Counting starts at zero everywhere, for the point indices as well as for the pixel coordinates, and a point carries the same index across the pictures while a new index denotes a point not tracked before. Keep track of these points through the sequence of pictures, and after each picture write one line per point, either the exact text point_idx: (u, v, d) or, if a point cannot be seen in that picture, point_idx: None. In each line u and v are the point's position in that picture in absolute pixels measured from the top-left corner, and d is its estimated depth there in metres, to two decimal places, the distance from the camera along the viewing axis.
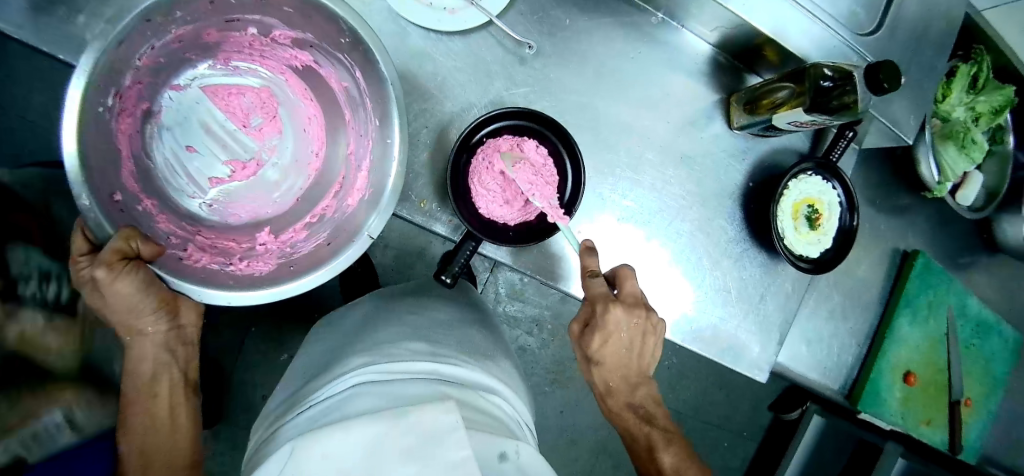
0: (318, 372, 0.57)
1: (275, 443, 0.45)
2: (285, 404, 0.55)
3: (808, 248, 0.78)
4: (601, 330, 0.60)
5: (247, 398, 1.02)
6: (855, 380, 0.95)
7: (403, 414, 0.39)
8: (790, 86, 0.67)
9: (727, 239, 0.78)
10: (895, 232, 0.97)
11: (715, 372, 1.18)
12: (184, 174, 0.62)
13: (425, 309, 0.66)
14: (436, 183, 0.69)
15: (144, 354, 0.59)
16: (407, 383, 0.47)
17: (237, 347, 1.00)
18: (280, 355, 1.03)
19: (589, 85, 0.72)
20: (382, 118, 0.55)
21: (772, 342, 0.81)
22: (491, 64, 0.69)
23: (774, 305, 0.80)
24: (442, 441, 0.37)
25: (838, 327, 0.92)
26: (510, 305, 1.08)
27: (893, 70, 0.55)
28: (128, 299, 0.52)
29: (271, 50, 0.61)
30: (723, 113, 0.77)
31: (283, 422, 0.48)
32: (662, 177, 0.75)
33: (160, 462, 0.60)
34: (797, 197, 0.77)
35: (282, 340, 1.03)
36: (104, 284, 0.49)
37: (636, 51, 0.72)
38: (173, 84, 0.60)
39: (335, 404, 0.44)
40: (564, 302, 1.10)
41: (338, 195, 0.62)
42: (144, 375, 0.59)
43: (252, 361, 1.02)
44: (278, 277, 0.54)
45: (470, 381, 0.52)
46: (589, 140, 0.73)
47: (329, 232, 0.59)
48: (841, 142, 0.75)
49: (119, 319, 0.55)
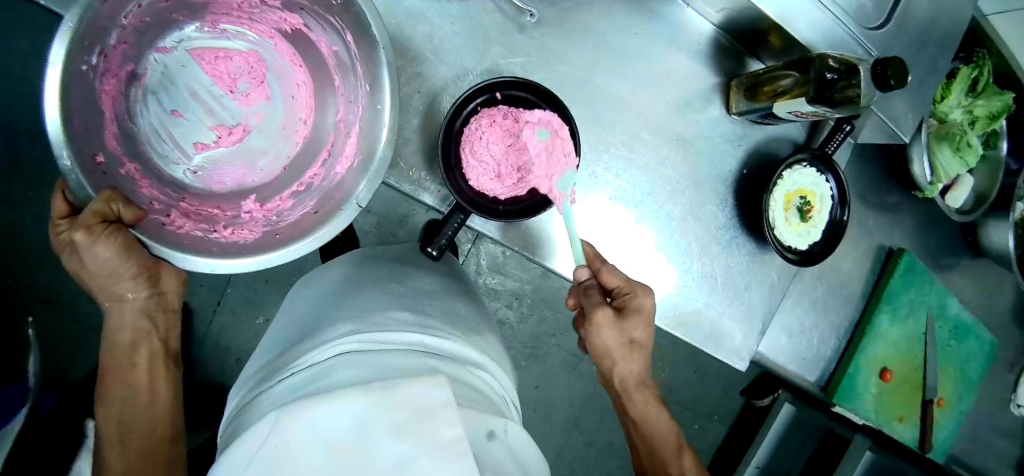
0: (300, 336, 0.55)
1: (257, 409, 0.44)
2: (265, 369, 0.54)
3: (797, 239, 0.78)
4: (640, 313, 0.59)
5: (221, 359, 1.00)
6: (833, 374, 0.95)
7: (392, 387, 0.38)
8: (795, 75, 0.66)
9: (717, 226, 0.77)
10: (883, 228, 0.97)
11: (691, 356, 1.19)
12: (168, 139, 0.58)
13: (407, 277, 0.65)
14: (425, 151, 0.67)
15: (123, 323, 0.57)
16: (395, 355, 0.46)
17: (210, 307, 0.98)
18: (255, 316, 1.01)
19: (588, 59, 0.70)
20: (376, 86, 0.53)
21: (756, 331, 0.81)
22: (488, 31, 0.66)
23: (759, 295, 0.80)
24: (433, 417, 0.37)
25: (820, 319, 0.92)
26: (491, 278, 1.07)
27: (899, 68, 0.55)
28: (107, 265, 0.49)
29: (258, 11, 0.58)
30: (722, 96, 0.75)
31: (264, 388, 0.47)
32: (656, 159, 0.74)
33: (138, 432, 0.58)
34: (791, 188, 0.77)
35: (257, 302, 1.01)
36: (83, 248, 0.47)
37: (638, 28, 0.71)
38: (159, 46, 0.56)
39: (318, 373, 0.44)
40: (544, 278, 1.10)
41: (327, 165, 0.60)
42: (124, 344, 0.58)
43: (227, 324, 1.00)
44: (263, 246, 0.53)
45: (457, 355, 0.51)
46: (585, 116, 0.71)
47: (316, 202, 0.58)
48: (837, 135, 0.75)
49: (101, 287, 0.53)
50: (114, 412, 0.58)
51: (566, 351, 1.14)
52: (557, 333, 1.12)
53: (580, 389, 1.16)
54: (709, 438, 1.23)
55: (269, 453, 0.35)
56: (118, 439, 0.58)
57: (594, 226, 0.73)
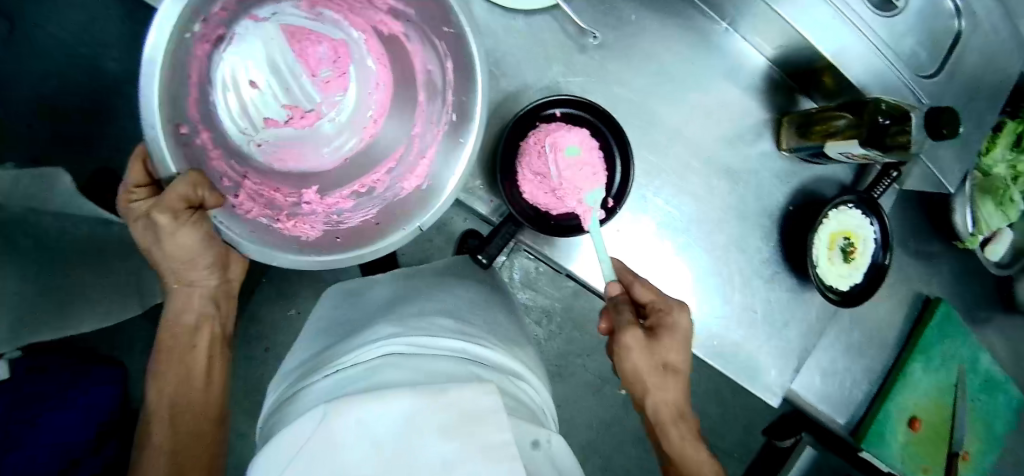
0: (345, 335, 0.56)
1: (301, 404, 0.45)
2: (305, 365, 0.55)
3: (838, 279, 0.78)
4: (671, 327, 0.57)
5: (246, 350, 1.02)
6: (861, 418, 0.94)
7: (442, 389, 0.39)
8: (848, 117, 0.67)
9: (761, 260, 0.77)
10: (920, 276, 0.96)
11: (712, 388, 1.19)
12: (241, 109, 0.56)
13: (457, 288, 0.66)
14: (481, 162, 0.68)
15: (188, 304, 0.59)
16: (441, 361, 0.47)
17: (246, 291, 1.00)
18: (286, 311, 1.03)
19: (645, 85, 0.71)
20: (464, 108, 0.56)
21: (792, 369, 0.80)
22: (551, 49, 0.68)
23: (796, 332, 0.80)
24: (483, 422, 0.37)
25: (852, 362, 0.91)
26: (524, 294, 1.07)
27: (954, 118, 0.56)
28: (185, 244, 0.51)
29: (361, 6, 0.58)
30: (773, 132, 0.76)
31: (305, 383, 0.49)
32: (705, 188, 0.74)
33: (189, 415, 0.58)
34: (835, 228, 0.77)
35: (288, 296, 1.03)
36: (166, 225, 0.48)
37: (695, 58, 0.72)
38: (253, 14, 0.54)
39: (365, 372, 0.44)
40: (576, 297, 1.11)
41: (393, 172, 0.62)
42: (188, 324, 0.59)
43: (258, 316, 1.02)
44: (326, 248, 0.55)
45: (502, 367, 0.52)
46: (638, 140, 0.72)
47: (378, 211, 0.60)
48: (884, 180, 0.75)
49: (173, 270, 0.54)
50: (166, 396, 0.58)
51: (591, 373, 1.13)
52: (586, 354, 1.13)
53: (601, 413, 1.15)
54: None
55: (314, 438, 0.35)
56: (166, 422, 0.57)
57: (636, 252, 0.73)
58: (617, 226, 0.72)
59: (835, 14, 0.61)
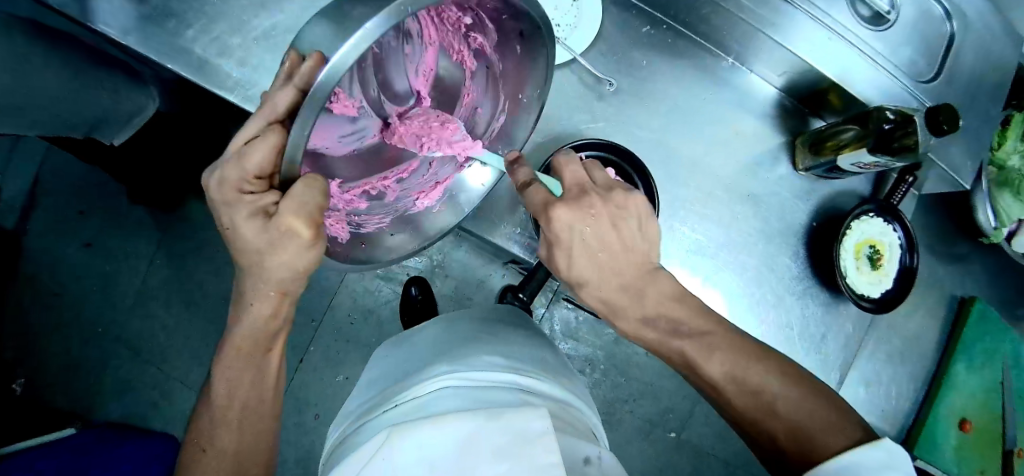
0: (401, 375, 0.61)
1: (361, 441, 0.50)
2: (368, 404, 0.59)
3: (870, 287, 0.80)
4: (561, 246, 0.49)
5: (299, 416, 1.06)
6: (912, 426, 0.93)
7: (495, 416, 0.43)
8: (855, 129, 0.69)
9: (791, 277, 0.79)
10: (953, 278, 0.96)
11: None
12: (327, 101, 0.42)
13: (501, 332, 0.68)
14: (514, 207, 0.71)
15: (276, 312, 0.51)
16: (492, 389, 0.50)
17: (294, 365, 1.06)
18: (337, 375, 1.08)
19: (662, 123, 0.75)
20: (506, 128, 0.57)
21: (835, 382, 0.81)
22: (571, 99, 0.72)
23: (835, 345, 0.81)
24: (534, 445, 0.40)
25: (897, 370, 0.91)
26: (566, 343, 1.13)
27: (952, 113, 0.58)
28: (297, 258, 0.45)
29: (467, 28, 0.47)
30: (788, 155, 0.79)
31: (365, 421, 0.53)
32: (730, 213, 0.77)
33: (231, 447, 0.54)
34: (860, 237, 0.78)
35: (338, 360, 1.08)
36: (296, 233, 0.42)
37: (706, 93, 0.76)
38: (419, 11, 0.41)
39: (423, 404, 0.49)
40: (618, 343, 1.15)
41: (403, 182, 0.57)
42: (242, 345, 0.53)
43: (313, 379, 1.07)
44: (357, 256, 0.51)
45: (552, 395, 0.54)
46: (660, 174, 0.75)
47: (391, 220, 0.56)
48: (901, 186, 0.78)
49: (272, 281, 0.47)
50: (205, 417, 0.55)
51: (640, 417, 1.16)
52: (632, 399, 1.15)
53: (654, 454, 1.16)
54: None
55: (377, 458, 0.42)
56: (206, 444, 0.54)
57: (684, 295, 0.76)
58: None
59: (829, 33, 0.65)
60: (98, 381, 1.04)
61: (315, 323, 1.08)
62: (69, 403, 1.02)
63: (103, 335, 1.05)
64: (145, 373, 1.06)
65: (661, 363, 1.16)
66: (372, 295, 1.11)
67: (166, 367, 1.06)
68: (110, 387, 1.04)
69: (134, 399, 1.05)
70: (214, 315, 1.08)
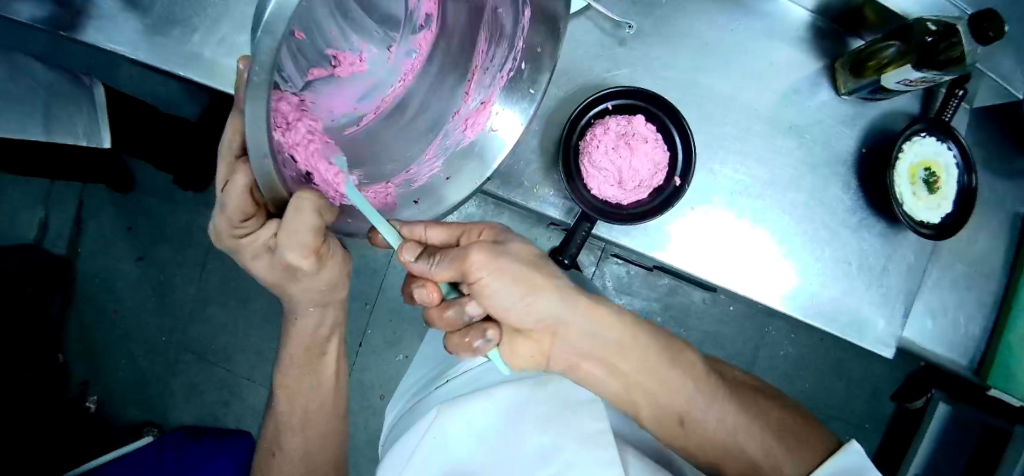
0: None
1: (419, 415, 0.54)
2: (424, 381, 0.60)
3: (927, 211, 0.75)
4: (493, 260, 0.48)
5: (366, 399, 1.06)
6: (983, 354, 0.89)
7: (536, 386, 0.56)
8: (898, 44, 0.65)
9: (844, 209, 0.74)
10: (1021, 193, 0.90)
11: (827, 357, 1.19)
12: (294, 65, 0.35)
13: None
14: (545, 168, 0.68)
15: (322, 322, 0.53)
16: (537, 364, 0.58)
17: (355, 348, 1.06)
18: (395, 355, 1.07)
19: (692, 62, 0.71)
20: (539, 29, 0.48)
21: (897, 315, 0.76)
22: (591, 48, 0.68)
23: (897, 276, 0.76)
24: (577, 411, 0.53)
25: (963, 296, 0.87)
26: (619, 298, 1.12)
27: (998, 19, 0.54)
28: (325, 280, 0.46)
29: None
30: (829, 79, 0.73)
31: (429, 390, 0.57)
32: (771, 147, 0.73)
33: (317, 429, 0.59)
34: (914, 160, 0.74)
35: (395, 342, 1.07)
36: (306, 268, 0.42)
37: (735, 25, 0.71)
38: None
39: (481, 374, 0.56)
40: (672, 294, 1.14)
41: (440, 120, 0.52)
42: (305, 345, 0.55)
43: (370, 363, 1.06)
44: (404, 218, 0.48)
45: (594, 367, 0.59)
46: (694, 116, 0.72)
47: (444, 164, 0.53)
48: (952, 101, 0.72)
49: (307, 298, 0.48)
50: (286, 410, 0.58)
51: None
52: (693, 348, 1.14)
53: None
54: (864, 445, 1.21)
55: (436, 424, 0.50)
56: (296, 430, 0.59)
57: (715, 239, 0.72)
58: (695, 225, 0.71)
59: None
60: (170, 385, 1.09)
61: (369, 304, 1.07)
62: (138, 414, 1.09)
63: (167, 344, 1.09)
64: (213, 373, 1.10)
65: (719, 311, 1.15)
66: None
67: (231, 366, 1.10)
68: (179, 392, 1.09)
69: (201, 404, 1.10)
70: (263, 313, 1.11)
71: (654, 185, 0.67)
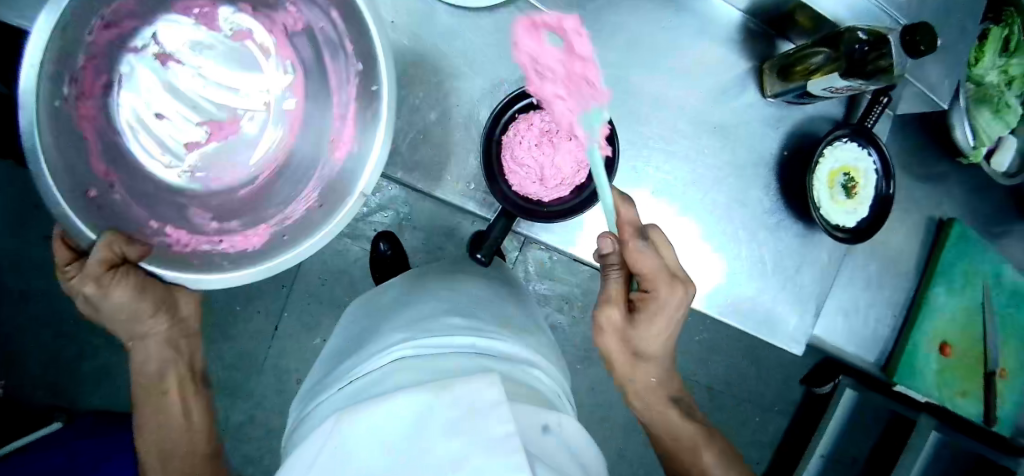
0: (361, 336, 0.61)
1: (315, 424, 0.48)
2: (324, 372, 0.59)
3: (845, 216, 0.77)
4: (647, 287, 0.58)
5: (281, 382, 1.06)
6: (891, 353, 0.93)
7: (442, 388, 0.40)
8: (826, 51, 0.65)
9: (763, 210, 0.76)
10: (929, 200, 0.95)
11: (747, 347, 1.24)
12: (158, 142, 0.52)
13: (461, 284, 0.65)
14: (466, 161, 0.68)
15: (171, 344, 0.55)
16: (438, 362, 0.47)
17: (270, 332, 1.05)
18: (313, 338, 1.07)
19: (621, 57, 0.69)
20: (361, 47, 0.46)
21: (808, 314, 0.79)
22: None
23: (810, 277, 0.79)
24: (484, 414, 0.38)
25: (875, 296, 0.90)
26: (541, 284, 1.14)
27: (929, 33, 0.54)
28: (126, 308, 0.46)
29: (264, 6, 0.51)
30: (756, 81, 0.74)
31: (327, 396, 0.51)
32: (695, 146, 0.74)
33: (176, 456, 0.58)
34: (834, 164, 0.76)
35: (314, 325, 1.07)
36: (98, 297, 0.44)
37: (666, 21, 0.70)
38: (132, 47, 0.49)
39: (373, 381, 0.46)
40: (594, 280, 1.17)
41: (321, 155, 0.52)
42: (150, 374, 0.55)
43: (290, 344, 1.07)
44: (269, 249, 0.48)
45: (508, 354, 0.52)
46: (622, 113, 0.71)
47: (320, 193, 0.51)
48: (876, 108, 0.73)
49: (123, 329, 0.49)
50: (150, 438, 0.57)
51: None
52: None
53: None
54: (772, 431, 1.27)
55: (328, 440, 0.39)
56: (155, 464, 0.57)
57: None
58: None
59: None
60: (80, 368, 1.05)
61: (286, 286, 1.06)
62: (49, 398, 1.04)
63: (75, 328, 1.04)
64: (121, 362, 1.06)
65: None
66: (342, 255, 1.07)
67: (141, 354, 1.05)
68: (87, 377, 1.05)
69: (110, 388, 1.06)
70: None
71: (578, 181, 0.68)
